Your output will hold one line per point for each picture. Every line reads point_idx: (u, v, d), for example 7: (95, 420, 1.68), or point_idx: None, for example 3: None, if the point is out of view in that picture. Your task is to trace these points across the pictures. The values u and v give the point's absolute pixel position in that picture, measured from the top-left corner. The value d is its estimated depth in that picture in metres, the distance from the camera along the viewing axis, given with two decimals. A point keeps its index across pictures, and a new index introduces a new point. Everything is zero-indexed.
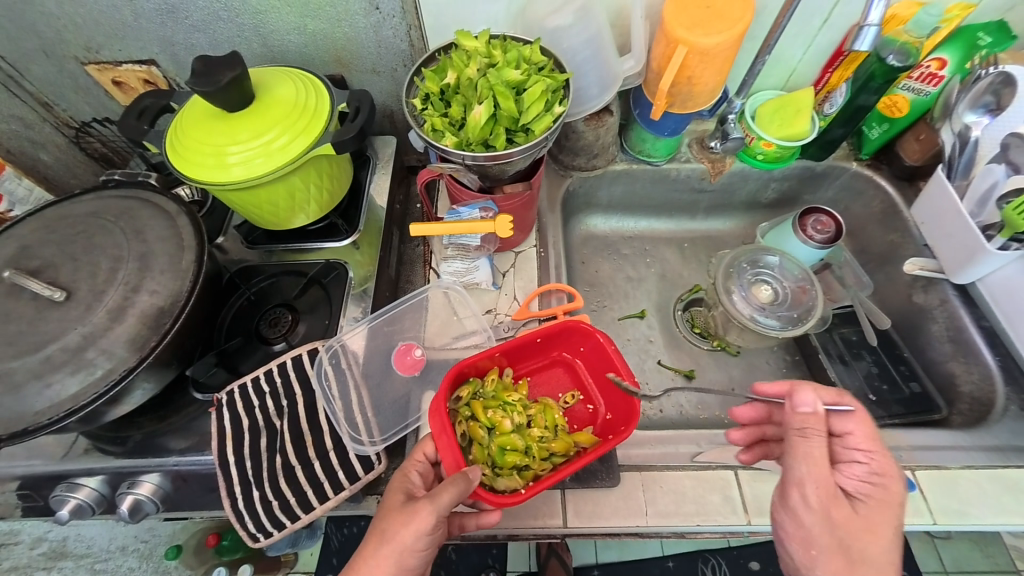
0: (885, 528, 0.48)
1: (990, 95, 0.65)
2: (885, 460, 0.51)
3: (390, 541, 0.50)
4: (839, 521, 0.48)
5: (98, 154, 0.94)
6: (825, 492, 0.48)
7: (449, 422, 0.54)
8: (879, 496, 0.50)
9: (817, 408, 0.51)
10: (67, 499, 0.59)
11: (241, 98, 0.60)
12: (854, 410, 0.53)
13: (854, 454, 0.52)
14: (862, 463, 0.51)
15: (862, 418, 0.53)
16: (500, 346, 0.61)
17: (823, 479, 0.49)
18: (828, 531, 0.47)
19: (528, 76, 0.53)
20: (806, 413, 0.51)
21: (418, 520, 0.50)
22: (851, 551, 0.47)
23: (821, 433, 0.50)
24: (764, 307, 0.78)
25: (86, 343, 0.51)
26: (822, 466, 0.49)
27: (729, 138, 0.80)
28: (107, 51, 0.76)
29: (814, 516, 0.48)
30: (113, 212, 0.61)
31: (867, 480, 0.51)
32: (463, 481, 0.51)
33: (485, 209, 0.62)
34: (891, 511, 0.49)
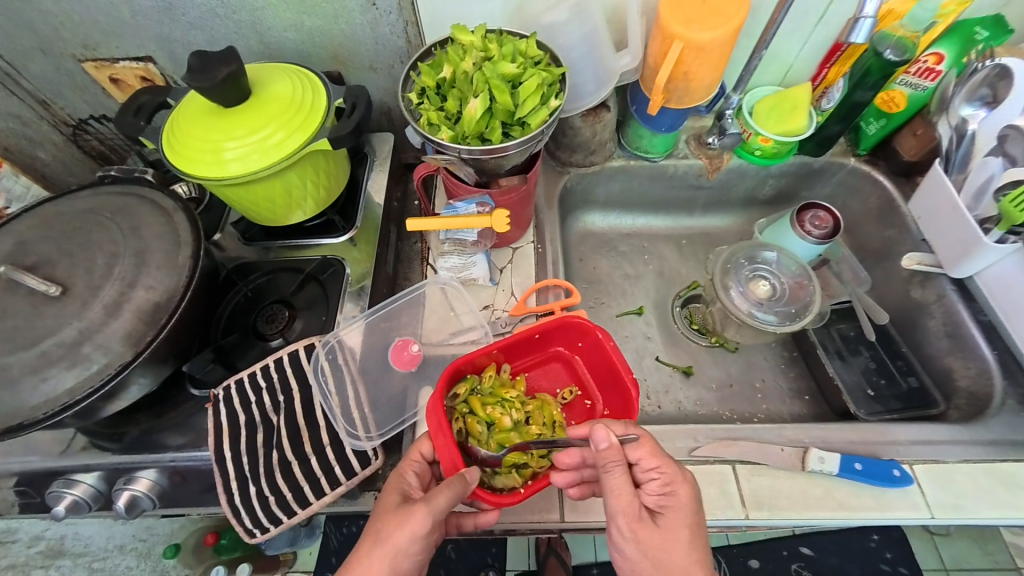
0: (683, 535, 0.48)
1: (986, 88, 0.64)
2: (673, 471, 0.50)
3: (385, 542, 0.50)
4: (650, 544, 0.48)
5: (96, 152, 0.94)
6: (629, 518, 0.49)
7: (445, 422, 0.54)
8: (675, 505, 0.49)
9: (611, 440, 0.49)
10: (64, 495, 0.59)
11: (238, 94, 0.60)
12: (639, 437, 0.51)
13: (647, 474, 0.51)
14: (653, 480, 0.50)
15: (646, 442, 0.50)
16: (497, 344, 0.61)
17: (627, 507, 0.49)
18: (643, 556, 0.49)
19: (524, 70, 0.53)
20: (601, 449, 0.49)
21: (414, 522, 0.50)
22: (663, 568, 0.48)
23: (618, 465, 0.49)
24: (761, 303, 0.78)
25: (82, 339, 0.51)
26: (624, 494, 0.49)
27: (727, 134, 0.80)
28: (104, 49, 0.76)
29: (629, 544, 0.49)
30: (109, 208, 0.61)
31: (662, 492, 0.50)
32: (461, 483, 0.51)
33: (481, 204, 0.62)
34: (688, 516, 0.49)
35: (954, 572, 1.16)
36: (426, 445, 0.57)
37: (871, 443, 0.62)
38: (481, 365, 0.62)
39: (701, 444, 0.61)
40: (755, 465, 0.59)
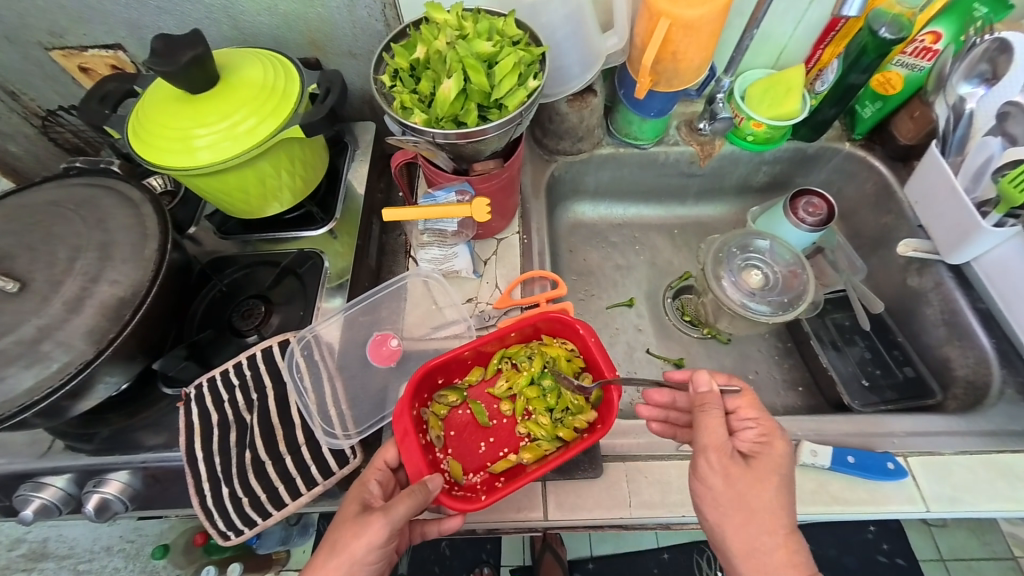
0: (773, 483, 0.48)
1: (985, 64, 0.62)
2: (770, 424, 0.50)
3: (341, 552, 0.49)
4: (740, 483, 0.48)
5: (70, 145, 0.91)
6: (724, 453, 0.49)
7: (412, 426, 0.53)
8: (770, 453, 0.49)
9: (712, 386, 0.52)
10: (32, 499, 0.57)
11: (205, 78, 0.58)
12: (741, 389, 0.53)
13: (742, 423, 0.51)
14: (750, 428, 0.50)
15: (748, 393, 0.52)
16: (469, 345, 0.58)
17: (719, 444, 0.49)
18: (729, 492, 0.47)
19: (501, 49, 0.51)
20: (702, 393, 0.52)
21: (371, 533, 0.49)
22: (749, 506, 0.47)
23: (717, 408, 0.51)
24: (754, 292, 0.76)
25: (42, 336, 0.49)
26: (720, 432, 0.49)
27: (718, 119, 0.77)
28: (72, 36, 0.72)
29: (718, 478, 0.48)
30: (74, 200, 0.58)
31: (757, 440, 0.50)
32: (421, 493, 0.49)
33: (461, 191, 0.60)
34: (781, 468, 0.49)
35: (951, 562, 1.15)
36: (390, 452, 0.56)
37: (867, 435, 0.60)
38: (457, 366, 0.60)
39: None
40: None
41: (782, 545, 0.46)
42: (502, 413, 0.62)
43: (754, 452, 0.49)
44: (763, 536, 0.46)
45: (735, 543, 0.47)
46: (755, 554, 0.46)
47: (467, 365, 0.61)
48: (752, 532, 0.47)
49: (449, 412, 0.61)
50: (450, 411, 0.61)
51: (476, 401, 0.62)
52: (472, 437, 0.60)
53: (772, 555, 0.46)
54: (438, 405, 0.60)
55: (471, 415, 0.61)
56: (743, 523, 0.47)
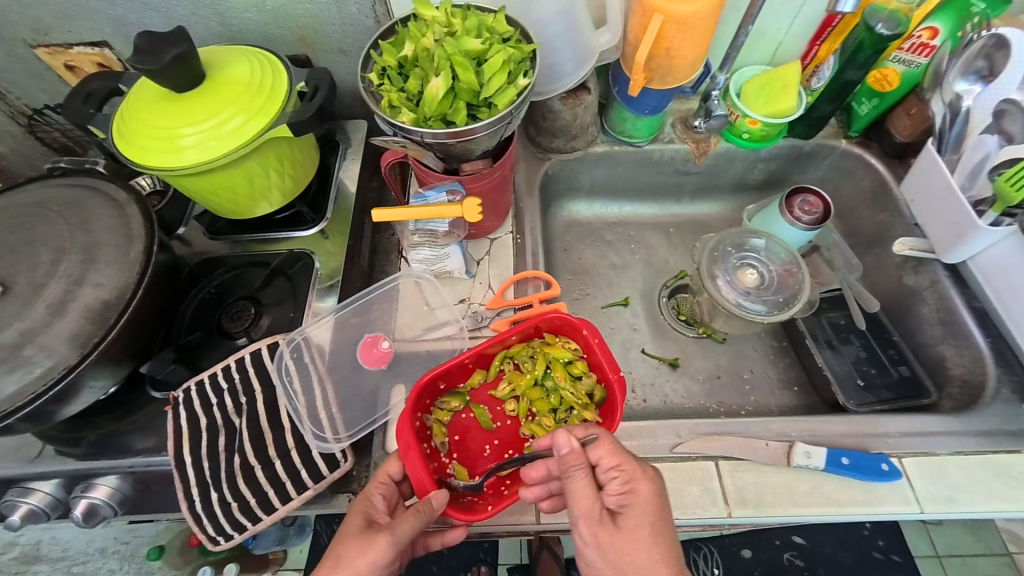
0: (644, 536, 0.46)
1: (982, 60, 0.61)
2: (632, 468, 0.48)
3: (345, 567, 0.48)
4: (613, 548, 0.46)
5: (58, 145, 0.89)
6: (592, 520, 0.47)
7: (414, 439, 0.53)
8: (637, 502, 0.47)
9: (571, 444, 0.49)
10: (19, 504, 0.56)
11: (190, 76, 0.56)
12: (600, 435, 0.50)
13: (607, 474, 0.48)
14: (614, 480, 0.48)
15: (605, 439, 0.49)
16: (469, 353, 0.58)
17: (588, 510, 0.48)
18: (606, 561, 0.46)
19: (490, 46, 0.50)
20: (563, 454, 0.49)
21: (375, 552, 0.49)
22: (629, 571, 0.45)
23: (580, 467, 0.48)
24: (749, 291, 0.75)
25: (24, 341, 0.48)
26: (586, 497, 0.48)
27: (712, 116, 0.76)
28: (56, 33, 0.71)
29: (593, 551, 0.47)
30: (58, 201, 0.57)
31: (624, 490, 0.48)
32: (425, 510, 0.50)
33: (452, 191, 0.59)
34: (652, 512, 0.47)
35: (946, 558, 1.16)
36: (394, 465, 0.55)
37: (861, 436, 0.60)
38: (458, 372, 0.59)
39: (683, 441, 0.59)
40: (738, 461, 0.57)
41: None
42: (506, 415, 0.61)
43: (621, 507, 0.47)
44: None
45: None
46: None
47: (468, 369, 0.60)
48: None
49: (451, 418, 0.60)
50: (453, 416, 0.60)
51: (479, 404, 0.61)
52: (477, 441, 0.60)
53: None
54: (441, 411, 0.59)
55: (475, 419, 0.61)
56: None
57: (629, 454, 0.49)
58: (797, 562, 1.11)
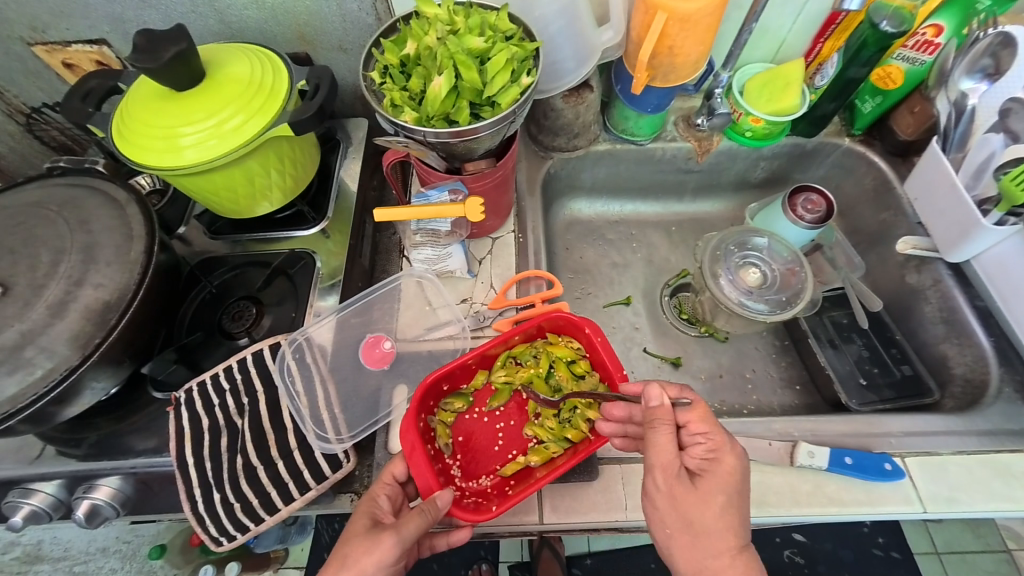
0: (720, 502, 0.46)
1: (987, 59, 0.61)
2: (721, 439, 0.48)
3: (351, 566, 0.48)
4: (684, 502, 0.46)
5: (56, 143, 0.88)
6: (668, 473, 0.47)
7: (419, 440, 0.53)
8: (717, 471, 0.47)
9: (662, 400, 0.48)
10: (21, 505, 0.56)
11: (189, 74, 0.56)
12: (693, 401, 0.49)
13: (692, 438, 0.49)
14: (699, 444, 0.48)
15: (699, 406, 0.49)
16: (473, 353, 0.58)
17: (666, 464, 0.47)
18: (674, 511, 0.47)
19: (493, 44, 0.49)
20: (651, 407, 0.49)
21: (382, 551, 0.48)
22: (693, 528, 0.46)
23: (666, 424, 0.48)
24: (751, 290, 0.75)
25: (24, 342, 0.48)
26: (668, 451, 0.47)
27: (716, 114, 0.76)
28: (54, 31, 0.70)
29: (662, 500, 0.47)
30: (57, 201, 0.57)
31: (706, 457, 0.48)
32: (430, 510, 0.50)
33: (454, 191, 0.59)
34: (730, 486, 0.46)
35: (945, 555, 1.16)
36: (400, 466, 0.55)
37: (864, 435, 0.60)
38: (461, 373, 0.60)
39: None
40: None
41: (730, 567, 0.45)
42: (509, 415, 0.61)
43: (702, 470, 0.47)
44: (708, 554, 0.46)
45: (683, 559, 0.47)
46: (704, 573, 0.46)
47: (471, 370, 0.61)
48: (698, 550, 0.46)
49: (455, 420, 0.60)
50: (456, 418, 0.60)
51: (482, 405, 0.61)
52: (480, 442, 0.60)
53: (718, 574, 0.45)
54: (444, 412, 0.59)
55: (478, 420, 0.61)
56: (691, 541, 0.46)
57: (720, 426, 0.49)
58: (797, 559, 1.12)
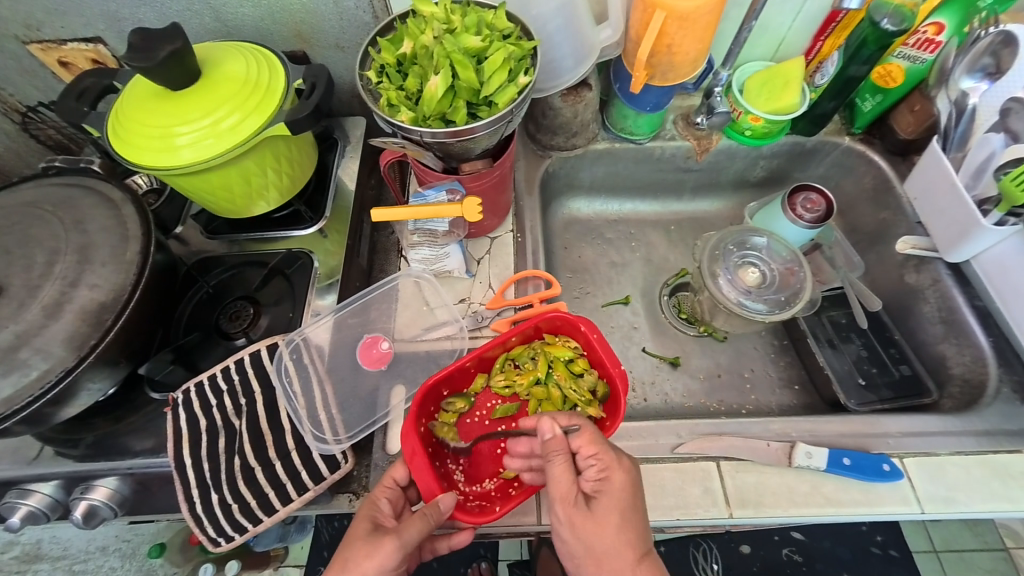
0: (616, 521, 0.46)
1: (988, 57, 0.61)
2: (610, 457, 0.48)
3: (352, 570, 0.49)
4: (584, 530, 0.47)
5: (53, 142, 0.88)
6: (565, 502, 0.48)
7: (420, 445, 0.52)
8: (610, 490, 0.47)
9: (554, 431, 0.49)
10: (18, 506, 0.56)
11: (184, 73, 0.56)
12: (581, 427, 0.49)
13: (585, 462, 0.49)
14: (591, 467, 0.48)
15: (587, 430, 0.49)
16: (470, 356, 0.58)
17: (565, 493, 0.48)
18: (579, 541, 0.47)
19: (490, 43, 0.49)
20: (546, 440, 0.49)
21: (383, 556, 0.49)
22: (597, 552, 0.46)
23: (560, 454, 0.48)
24: (750, 290, 0.75)
25: (19, 343, 0.47)
26: (563, 481, 0.48)
27: (715, 113, 0.76)
28: (49, 29, 0.70)
29: (565, 530, 0.48)
30: (52, 201, 0.56)
31: (599, 477, 0.48)
32: (432, 514, 0.49)
33: (451, 191, 0.58)
34: (624, 501, 0.47)
35: (943, 553, 1.16)
36: (401, 470, 0.54)
37: (861, 436, 0.60)
38: (460, 377, 0.59)
39: (684, 441, 0.59)
40: (740, 461, 0.57)
41: None
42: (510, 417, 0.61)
43: (597, 493, 0.47)
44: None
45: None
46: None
47: (471, 374, 0.61)
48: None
49: (456, 424, 0.60)
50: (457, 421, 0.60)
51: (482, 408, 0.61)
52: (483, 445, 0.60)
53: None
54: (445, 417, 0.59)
55: (479, 423, 0.61)
56: (599, 568, 0.46)
57: (609, 444, 0.49)
58: (795, 557, 1.12)
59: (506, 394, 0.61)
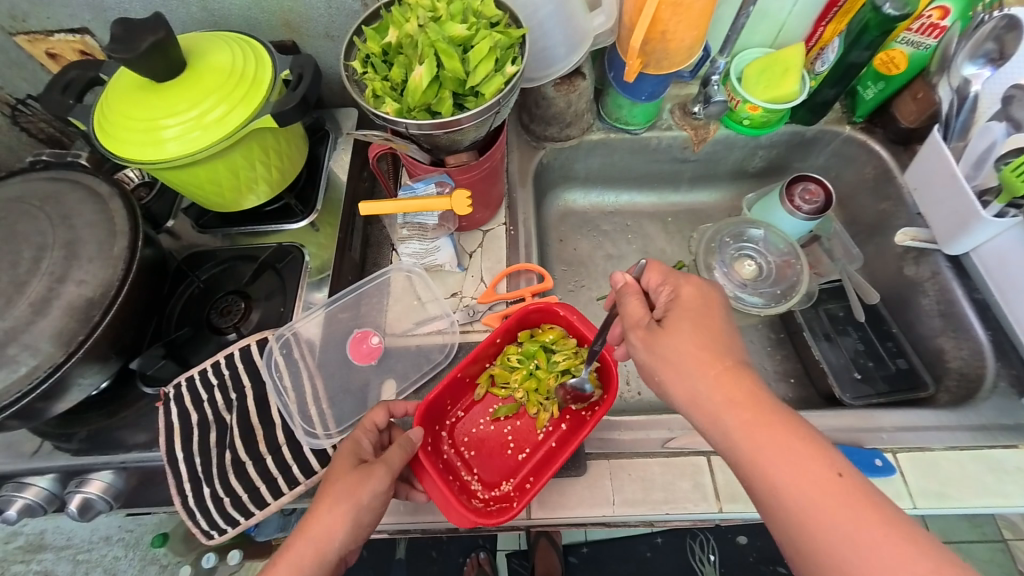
0: (692, 333, 0.46)
1: (991, 42, 0.60)
2: (678, 280, 0.51)
3: (345, 500, 0.47)
4: (661, 345, 0.46)
5: (44, 135, 0.87)
6: (641, 327, 0.49)
7: (426, 460, 0.52)
8: (680, 305, 0.49)
9: (626, 277, 0.53)
10: (14, 499, 0.56)
11: (167, 65, 0.54)
12: (647, 264, 0.54)
13: (657, 292, 0.52)
14: (662, 292, 0.51)
15: (655, 263, 0.53)
16: (459, 365, 0.58)
17: (638, 321, 0.49)
18: (654, 357, 0.47)
19: (475, 31, 0.48)
20: (619, 286, 0.53)
21: (374, 481, 0.48)
22: (675, 363, 0.45)
23: (634, 292, 0.51)
24: (745, 283, 0.77)
25: (8, 339, 0.47)
26: (635, 309, 0.50)
27: (712, 102, 0.73)
28: (35, 19, 0.69)
29: (642, 353, 0.48)
30: (40, 196, 0.56)
31: (669, 300, 0.50)
32: (410, 442, 0.51)
33: (440, 183, 0.58)
34: (696, 313, 0.48)
35: None
36: (380, 412, 0.55)
37: (855, 431, 0.59)
38: (457, 389, 0.60)
39: (676, 435, 0.59)
40: None
41: (721, 386, 0.44)
42: (514, 416, 0.62)
43: (668, 310, 0.49)
44: (699, 379, 0.44)
45: (681, 398, 0.45)
46: (705, 405, 0.44)
47: (468, 383, 0.61)
48: (690, 381, 0.45)
49: (464, 437, 0.61)
50: (465, 434, 0.61)
51: (486, 416, 0.62)
52: (494, 449, 0.60)
53: (714, 391, 0.44)
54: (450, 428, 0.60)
55: (484, 432, 0.61)
56: (681, 376, 0.45)
57: (679, 275, 0.51)
58: None
59: (504, 396, 0.62)
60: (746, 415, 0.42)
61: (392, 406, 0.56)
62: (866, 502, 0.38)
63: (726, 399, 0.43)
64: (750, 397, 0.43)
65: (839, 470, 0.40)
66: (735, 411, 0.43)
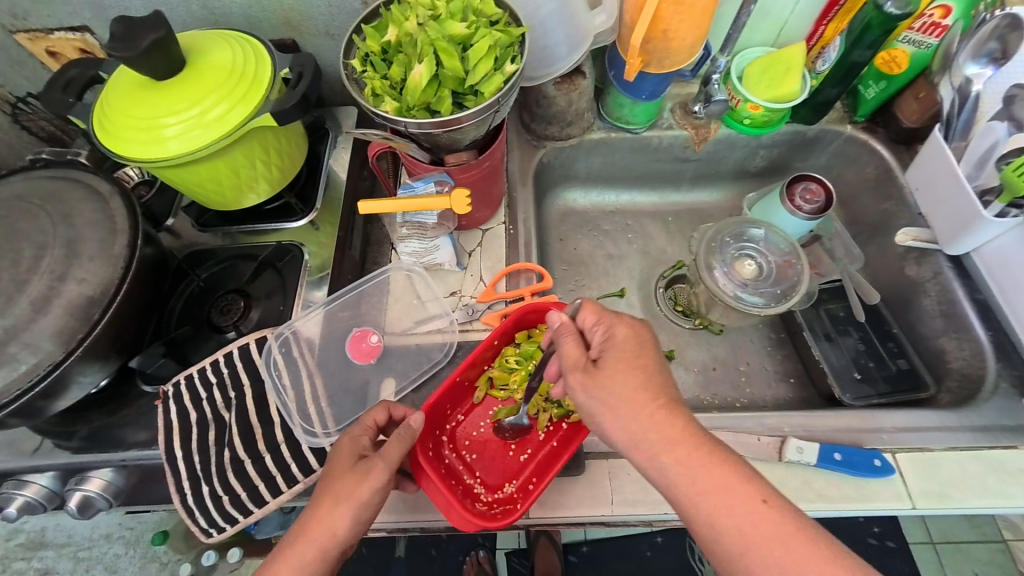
0: (628, 375, 0.46)
1: (995, 41, 0.59)
2: (612, 319, 0.50)
3: (346, 498, 0.47)
4: (599, 389, 0.46)
5: (45, 133, 0.87)
6: (579, 369, 0.47)
7: (427, 464, 0.52)
8: (615, 346, 0.48)
9: (562, 317, 0.51)
10: (14, 496, 0.56)
11: (167, 63, 0.54)
12: (582, 301, 0.52)
13: (591, 332, 0.51)
14: (597, 332, 0.50)
15: (590, 301, 0.51)
16: (458, 371, 0.57)
17: (575, 362, 0.48)
18: (594, 402, 0.46)
19: (475, 30, 0.48)
20: (556, 326, 0.51)
21: (373, 477, 0.48)
22: (613, 407, 0.45)
23: (571, 332, 0.50)
24: (746, 283, 0.74)
25: (8, 337, 0.47)
26: (571, 350, 0.48)
27: (712, 101, 0.74)
28: (35, 18, 0.69)
29: (581, 396, 0.47)
30: (41, 194, 0.56)
31: (605, 340, 0.49)
32: (409, 433, 0.50)
33: (440, 182, 0.58)
34: (630, 353, 0.47)
35: (940, 544, 1.16)
36: (381, 408, 0.54)
37: (854, 431, 0.59)
38: (457, 393, 0.60)
39: None
40: None
41: (659, 428, 0.44)
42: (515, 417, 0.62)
43: (604, 351, 0.48)
44: (637, 422, 0.44)
45: (622, 441, 0.45)
46: (644, 447, 0.44)
47: (467, 387, 0.61)
48: (630, 425, 0.44)
49: (466, 441, 0.61)
50: (466, 437, 0.61)
51: (486, 420, 0.62)
52: (496, 451, 0.60)
53: (652, 433, 0.44)
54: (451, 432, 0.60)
55: (485, 435, 0.61)
56: (620, 420, 0.44)
57: (614, 313, 0.50)
58: None
59: (503, 397, 0.62)
60: (683, 455, 0.43)
61: (393, 405, 0.55)
62: (794, 528, 0.40)
63: (664, 441, 0.43)
64: (686, 435, 0.44)
65: (762, 497, 0.41)
66: (671, 452, 0.43)
